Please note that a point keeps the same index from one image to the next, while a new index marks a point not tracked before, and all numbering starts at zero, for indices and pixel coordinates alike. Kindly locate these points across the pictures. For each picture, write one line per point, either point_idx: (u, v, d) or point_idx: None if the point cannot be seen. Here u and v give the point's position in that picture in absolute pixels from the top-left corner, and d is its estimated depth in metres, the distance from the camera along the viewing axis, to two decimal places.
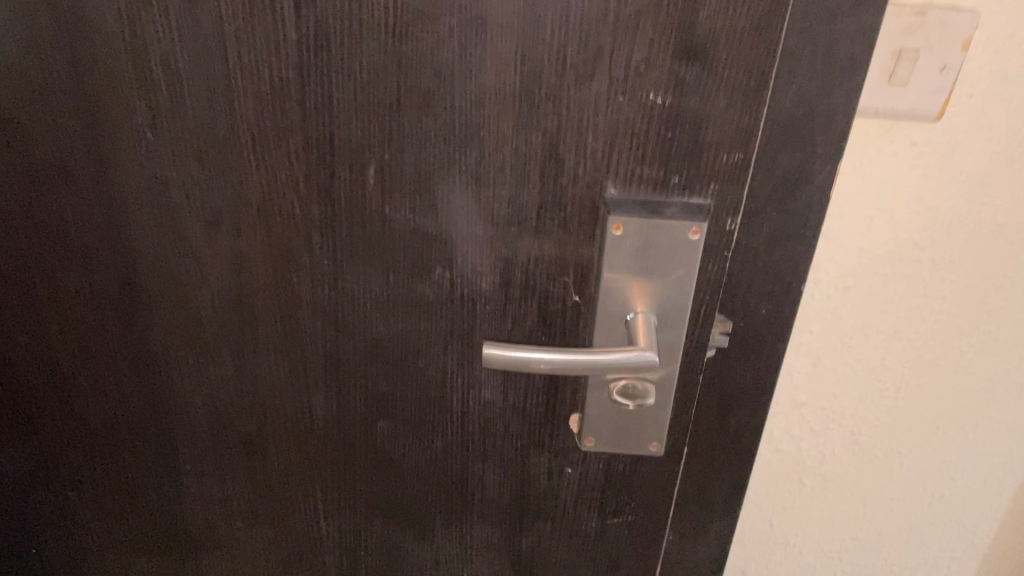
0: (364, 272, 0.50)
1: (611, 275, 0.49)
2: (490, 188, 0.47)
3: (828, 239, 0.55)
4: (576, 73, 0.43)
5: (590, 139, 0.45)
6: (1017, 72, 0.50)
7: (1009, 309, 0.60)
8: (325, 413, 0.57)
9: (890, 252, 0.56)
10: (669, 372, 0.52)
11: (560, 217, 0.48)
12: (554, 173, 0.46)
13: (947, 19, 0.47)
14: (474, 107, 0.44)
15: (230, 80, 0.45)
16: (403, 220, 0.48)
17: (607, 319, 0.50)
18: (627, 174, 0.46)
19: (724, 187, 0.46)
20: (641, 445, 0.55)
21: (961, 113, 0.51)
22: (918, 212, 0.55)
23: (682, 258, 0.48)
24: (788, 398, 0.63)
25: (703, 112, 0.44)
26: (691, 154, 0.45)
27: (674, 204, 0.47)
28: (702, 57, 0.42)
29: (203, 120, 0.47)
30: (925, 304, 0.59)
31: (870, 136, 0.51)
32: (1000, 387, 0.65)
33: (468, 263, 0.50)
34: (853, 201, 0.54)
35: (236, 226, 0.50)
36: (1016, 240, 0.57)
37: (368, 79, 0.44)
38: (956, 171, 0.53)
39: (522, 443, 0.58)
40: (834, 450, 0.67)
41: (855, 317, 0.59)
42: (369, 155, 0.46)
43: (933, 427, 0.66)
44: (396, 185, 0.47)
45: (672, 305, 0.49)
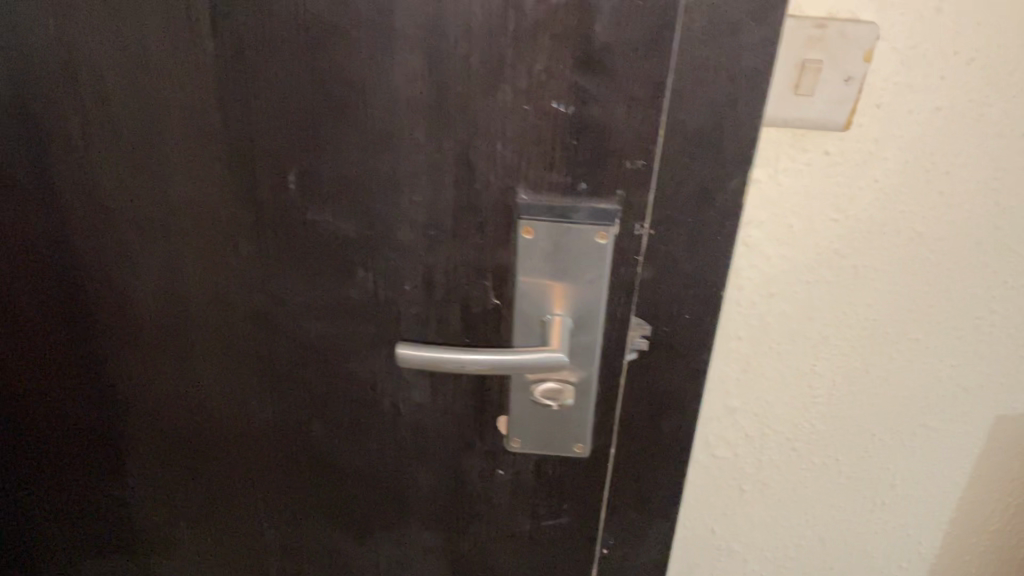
0: (292, 274, 0.52)
1: (526, 278, 0.50)
2: (407, 193, 0.49)
3: (748, 246, 0.57)
4: (481, 82, 0.45)
5: (499, 147, 0.47)
6: (921, 84, 0.52)
7: (936, 317, 0.61)
8: (262, 414, 0.58)
9: (811, 258, 0.58)
10: (588, 373, 0.53)
11: (476, 222, 0.49)
12: (467, 180, 0.48)
13: (847, 32, 0.49)
14: (386, 115, 0.46)
15: (153, 90, 0.48)
16: (326, 224, 0.50)
17: (525, 320, 0.52)
18: (537, 180, 0.48)
19: (631, 193, 0.48)
20: (566, 447, 0.57)
21: (870, 123, 0.53)
22: (836, 220, 0.56)
23: (592, 261, 0.50)
24: (721, 404, 0.65)
25: (605, 120, 0.46)
26: (597, 162, 0.47)
27: (582, 209, 0.48)
28: (599, 68, 0.44)
29: (131, 128, 0.49)
30: (850, 311, 0.60)
31: (782, 145, 0.53)
32: (934, 395, 0.65)
33: (390, 267, 0.52)
34: (770, 209, 0.56)
35: (169, 228, 0.52)
36: (938, 249, 0.58)
37: (284, 87, 0.46)
38: (871, 181, 0.55)
39: (454, 445, 0.59)
40: (770, 457, 0.67)
41: (781, 324, 0.61)
42: (290, 161, 0.48)
43: (870, 436, 0.67)
44: (317, 190, 0.49)
45: (586, 307, 0.51)
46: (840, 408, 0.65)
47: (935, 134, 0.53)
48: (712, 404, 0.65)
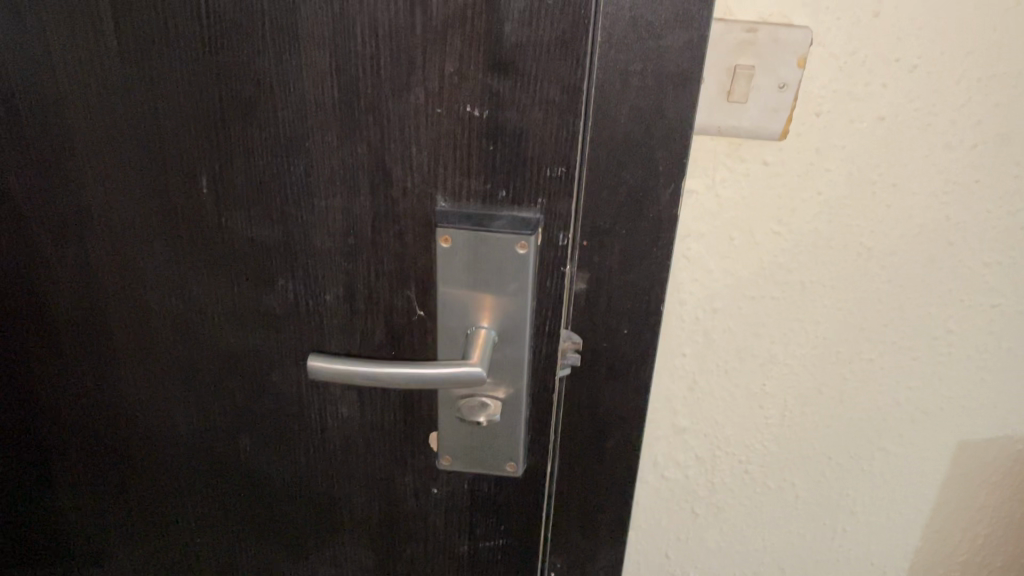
0: (210, 281, 0.51)
1: (447, 288, 0.48)
2: (323, 199, 0.47)
3: (689, 259, 0.55)
4: (392, 84, 0.43)
5: (415, 152, 0.45)
6: (863, 92, 0.50)
7: (890, 336, 0.59)
8: (187, 424, 0.57)
9: (755, 272, 0.56)
10: (516, 390, 0.51)
11: (395, 229, 0.48)
12: (384, 185, 0.46)
13: (780, 36, 0.47)
14: (298, 117, 0.45)
15: (62, 92, 0.48)
16: (241, 229, 0.49)
17: (449, 333, 0.50)
18: (456, 186, 0.46)
19: (553, 201, 0.46)
20: (498, 465, 0.54)
21: (810, 132, 0.51)
22: (780, 233, 0.54)
23: (513, 273, 0.47)
24: (668, 423, 0.62)
25: (521, 125, 0.44)
26: (515, 169, 0.45)
27: (502, 217, 0.46)
28: (512, 71, 0.42)
29: (40, 130, 0.49)
30: (799, 328, 0.58)
31: (719, 155, 0.51)
32: (893, 418, 0.63)
33: (309, 275, 0.50)
34: (710, 221, 0.54)
35: (85, 232, 0.52)
36: (889, 265, 0.56)
37: (192, 89, 0.46)
38: (814, 193, 0.53)
39: (384, 462, 0.56)
40: (723, 480, 0.65)
41: (728, 340, 0.58)
42: (201, 164, 0.48)
43: (826, 459, 0.64)
44: (230, 194, 0.48)
45: (510, 320, 0.49)
46: (793, 431, 0.63)
47: (880, 145, 0.51)
48: (659, 423, 0.62)
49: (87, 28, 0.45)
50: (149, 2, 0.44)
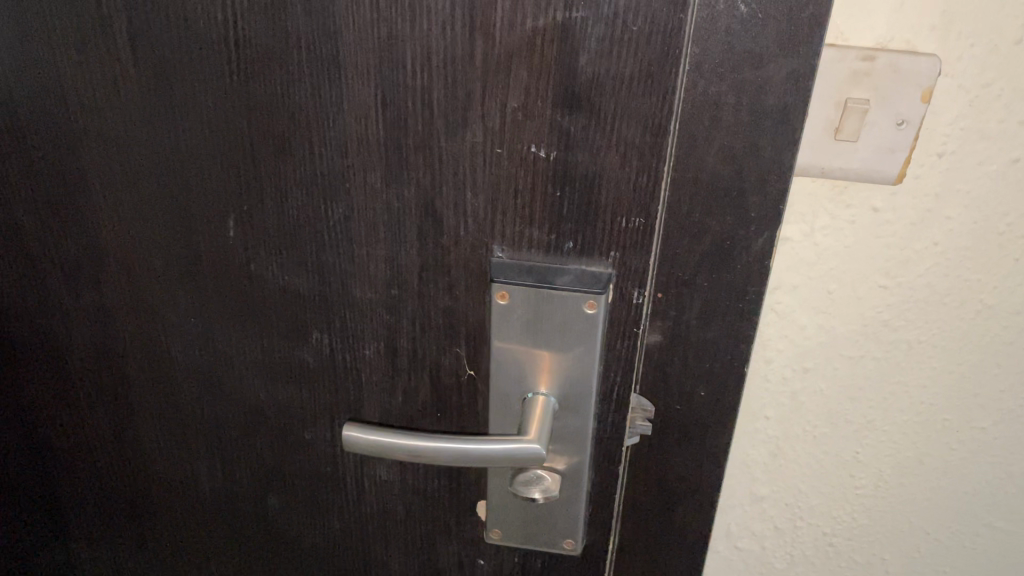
0: (236, 333, 0.46)
1: (503, 348, 0.42)
2: (365, 245, 0.42)
3: (778, 314, 0.48)
4: (445, 121, 0.37)
5: (469, 196, 0.39)
6: (995, 130, 0.43)
7: (1007, 403, 0.51)
8: (210, 482, 0.52)
9: (854, 330, 0.48)
10: (578, 462, 0.45)
11: (445, 281, 0.42)
12: (433, 232, 0.40)
13: (902, 65, 0.40)
14: (338, 155, 0.39)
15: (72, 122, 0.43)
16: (272, 277, 0.44)
17: (503, 398, 0.44)
18: (515, 235, 0.40)
19: (628, 256, 0.39)
20: (553, 542, 0.48)
21: (928, 175, 0.44)
22: (886, 287, 0.47)
23: (580, 335, 0.41)
24: (744, 490, 0.55)
25: (594, 169, 0.37)
26: (585, 218, 0.39)
27: (568, 272, 0.40)
28: (586, 107, 0.36)
29: (49, 161, 0.44)
30: (902, 392, 0.51)
31: (819, 199, 0.44)
32: (1001, 491, 0.54)
33: (347, 328, 0.44)
34: (805, 272, 0.47)
35: (97, 275, 0.47)
36: (1011, 325, 0.48)
37: (217, 122, 0.40)
38: (929, 243, 0.45)
39: (426, 529, 0.50)
40: (804, 552, 0.57)
41: (818, 403, 0.51)
42: (227, 206, 0.42)
43: (923, 534, 0.56)
44: (258, 239, 0.43)
45: (574, 386, 0.43)
46: (886, 502, 0.55)
47: (1012, 190, 0.44)
48: (734, 490, 0.55)
49: (99, 50, 0.40)
50: (170, 26, 0.38)
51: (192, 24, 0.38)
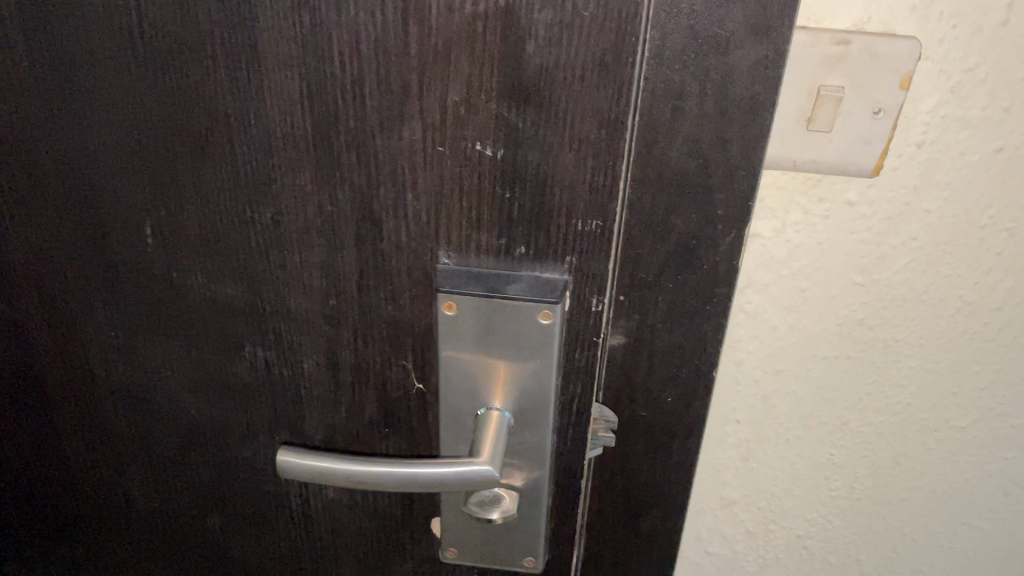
0: (162, 346, 0.42)
1: (453, 361, 0.39)
2: (298, 252, 0.38)
3: (747, 314, 0.45)
4: (380, 117, 0.34)
5: (409, 198, 0.35)
6: (978, 117, 0.40)
7: (987, 402, 0.49)
8: (144, 502, 0.48)
9: (828, 329, 0.46)
10: (537, 478, 0.42)
11: (387, 289, 0.38)
12: (372, 238, 0.37)
13: (878, 49, 0.37)
14: (263, 155, 0.36)
15: None
16: (198, 287, 0.40)
17: (454, 413, 0.41)
18: (462, 240, 0.36)
19: (585, 261, 0.36)
20: (513, 560, 0.45)
21: (906, 166, 0.41)
22: (862, 285, 0.44)
23: (535, 346, 0.38)
24: (714, 494, 0.53)
25: (546, 168, 0.34)
26: (537, 221, 0.35)
27: (520, 279, 0.37)
28: (534, 100, 0.32)
29: None
30: (878, 392, 0.48)
31: (790, 194, 0.41)
32: (980, 490, 0.52)
33: (282, 341, 0.41)
34: (776, 270, 0.44)
35: (8, 285, 0.43)
36: (992, 322, 0.46)
37: (127, 120, 0.36)
38: (907, 238, 0.43)
39: (379, 547, 0.47)
40: (777, 555, 0.55)
41: (791, 405, 0.49)
42: (143, 211, 0.39)
43: (899, 534, 0.54)
44: (180, 246, 0.39)
45: (531, 400, 0.40)
46: (862, 504, 0.52)
47: (995, 181, 0.41)
48: (704, 495, 0.53)
49: None
50: (68, 14, 0.34)
51: (91, 13, 0.34)
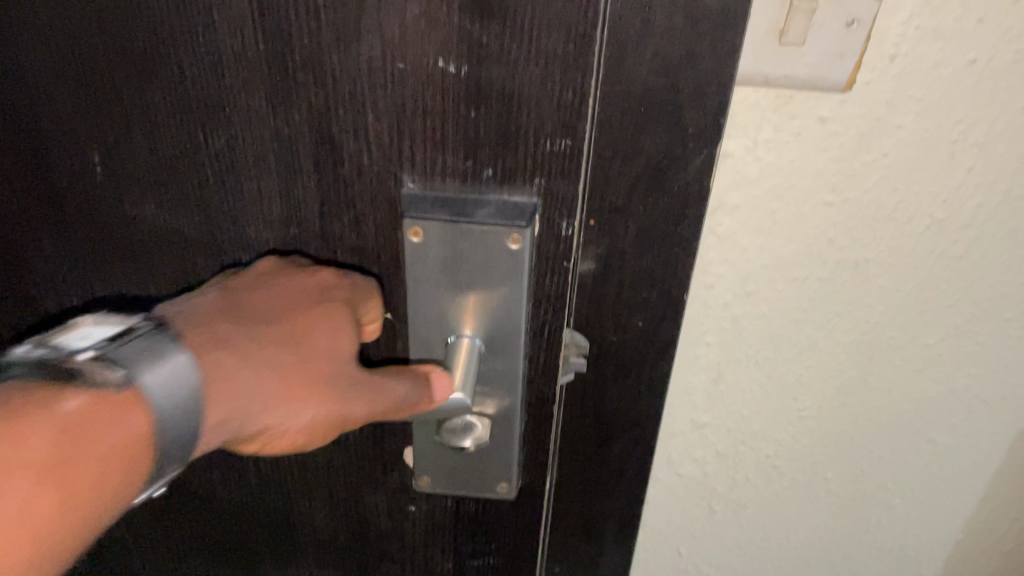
0: (115, 282, 0.41)
1: (420, 289, 0.38)
2: (255, 179, 0.37)
3: (718, 236, 0.45)
4: (336, 33, 0.32)
5: (371, 119, 0.34)
6: (952, 29, 0.39)
7: (953, 319, 0.49)
8: None
9: (798, 249, 0.45)
10: (510, 405, 0.42)
11: (350, 216, 0.37)
12: (332, 162, 0.36)
13: None
14: (214, 75, 0.34)
15: None
16: (151, 218, 0.38)
17: (423, 343, 0.40)
18: (426, 163, 0.35)
19: (554, 182, 0.35)
20: (487, 486, 0.45)
21: (878, 81, 0.40)
22: (832, 204, 0.44)
23: (504, 272, 0.37)
24: (685, 417, 0.53)
25: (512, 85, 0.32)
26: (504, 141, 0.34)
27: (488, 203, 0.36)
28: (498, 12, 0.31)
29: None
30: (846, 311, 0.48)
31: (762, 111, 0.40)
32: (943, 406, 0.53)
33: None
34: (747, 191, 0.43)
35: None
36: (960, 240, 0.46)
37: (64, 40, 0.34)
38: (878, 154, 0.42)
39: (351, 480, 0.47)
40: (747, 475, 0.55)
41: (761, 327, 0.48)
42: (88, 138, 0.37)
43: (865, 452, 0.55)
44: (129, 175, 0.37)
45: (500, 328, 0.39)
46: (829, 423, 0.53)
47: (967, 95, 0.41)
48: (674, 418, 0.53)
49: None
50: None
51: None
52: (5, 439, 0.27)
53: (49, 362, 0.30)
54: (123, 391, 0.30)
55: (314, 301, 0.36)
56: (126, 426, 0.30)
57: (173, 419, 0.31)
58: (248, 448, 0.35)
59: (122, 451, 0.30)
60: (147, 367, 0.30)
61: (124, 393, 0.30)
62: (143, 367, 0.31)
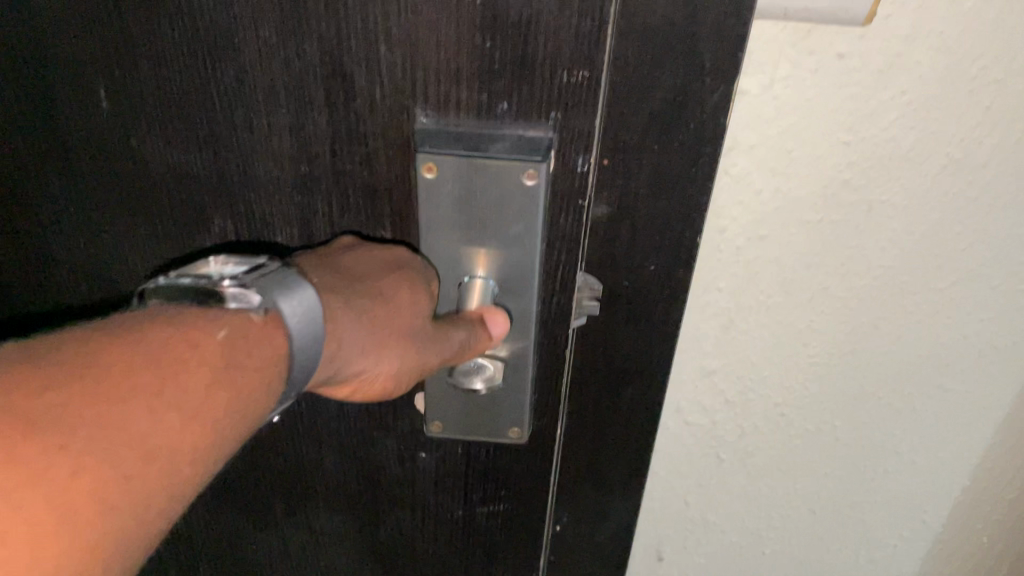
0: (124, 223, 0.41)
1: (434, 228, 0.39)
2: (265, 115, 0.37)
3: (732, 178, 0.44)
4: None
5: (384, 51, 0.34)
6: None
7: (967, 263, 0.48)
8: None
9: (812, 191, 0.45)
10: (523, 349, 0.42)
11: (362, 153, 0.38)
12: (344, 96, 0.36)
13: None
14: (225, 6, 0.34)
15: None
16: (160, 155, 0.39)
17: (437, 284, 0.40)
18: (440, 96, 0.35)
19: (568, 115, 0.35)
20: (498, 431, 0.46)
21: (897, 14, 0.39)
22: (848, 144, 0.43)
23: (519, 209, 0.37)
24: (694, 364, 0.53)
25: (526, 14, 0.33)
26: (518, 73, 0.34)
27: (503, 137, 0.36)
28: None
29: None
30: (859, 256, 0.47)
31: (779, 46, 0.40)
32: (954, 352, 0.52)
33: (253, 213, 0.40)
34: (762, 130, 0.43)
35: None
36: (975, 181, 0.45)
37: None
38: (896, 92, 0.41)
39: (361, 425, 0.48)
40: (755, 422, 0.55)
41: (774, 272, 0.48)
42: (96, 73, 0.37)
43: (874, 399, 0.54)
44: (138, 111, 0.38)
45: (514, 267, 0.39)
46: (839, 369, 0.53)
47: (987, 28, 0.40)
48: (684, 365, 0.53)
49: None
50: None
51: None
52: (189, 339, 0.30)
53: (202, 288, 0.32)
54: (264, 317, 0.33)
55: (389, 267, 0.38)
56: (267, 346, 0.33)
57: (304, 353, 0.33)
58: (344, 391, 0.37)
59: (258, 369, 0.32)
60: (285, 297, 0.33)
61: (267, 318, 0.33)
62: (281, 295, 0.33)
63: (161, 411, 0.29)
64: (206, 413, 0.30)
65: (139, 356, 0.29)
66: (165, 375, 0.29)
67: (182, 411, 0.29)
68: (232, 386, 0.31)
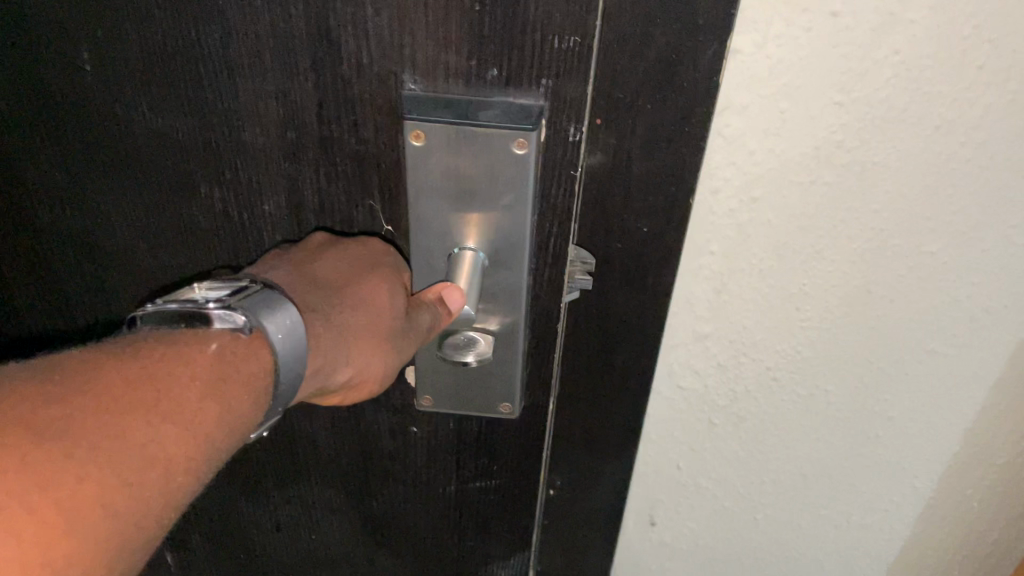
0: (112, 190, 0.42)
1: (425, 198, 0.39)
2: (249, 78, 0.37)
3: (725, 138, 0.42)
4: None
5: (370, 12, 0.34)
6: None
7: (960, 226, 0.47)
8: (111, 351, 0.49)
9: (804, 152, 0.43)
10: (514, 321, 0.43)
11: (349, 119, 0.38)
12: (330, 60, 0.36)
13: None
14: None
15: None
16: (144, 120, 0.39)
17: (427, 256, 0.41)
18: (430, 61, 0.35)
19: (560, 83, 0.35)
20: (490, 406, 0.46)
21: None
22: (841, 104, 0.41)
23: (510, 178, 0.38)
24: (686, 330, 0.50)
25: None
26: (508, 37, 0.34)
27: (493, 106, 0.36)
28: None
29: None
30: (850, 219, 0.46)
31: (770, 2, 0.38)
32: (947, 317, 0.51)
33: (241, 180, 0.41)
34: (752, 90, 0.40)
35: None
36: (970, 141, 0.43)
37: None
38: (890, 51, 0.40)
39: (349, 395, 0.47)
40: (748, 387, 0.53)
41: (767, 234, 0.46)
42: (77, 37, 0.37)
43: (867, 364, 0.53)
44: (119, 74, 0.37)
45: (505, 239, 0.40)
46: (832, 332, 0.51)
47: None
48: (675, 332, 0.50)
49: None
50: None
51: None
52: (180, 366, 0.32)
53: (184, 315, 0.34)
54: (250, 336, 0.34)
55: (367, 267, 0.40)
56: (255, 369, 0.34)
57: (289, 366, 0.35)
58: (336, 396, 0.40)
59: (246, 386, 0.34)
60: (267, 315, 0.35)
61: (251, 337, 0.34)
62: (264, 315, 0.35)
63: (157, 425, 0.31)
64: (200, 427, 0.32)
65: (132, 373, 0.31)
66: (157, 388, 0.31)
67: (174, 436, 0.31)
68: (222, 401, 0.33)
